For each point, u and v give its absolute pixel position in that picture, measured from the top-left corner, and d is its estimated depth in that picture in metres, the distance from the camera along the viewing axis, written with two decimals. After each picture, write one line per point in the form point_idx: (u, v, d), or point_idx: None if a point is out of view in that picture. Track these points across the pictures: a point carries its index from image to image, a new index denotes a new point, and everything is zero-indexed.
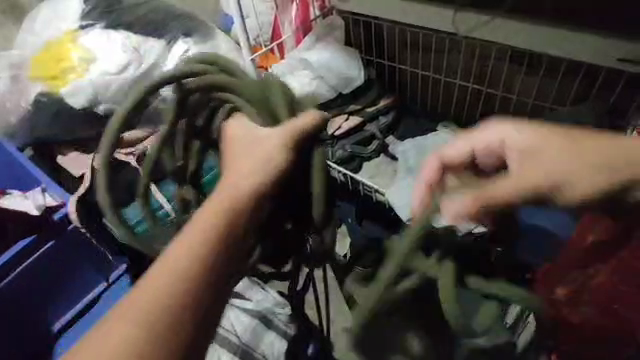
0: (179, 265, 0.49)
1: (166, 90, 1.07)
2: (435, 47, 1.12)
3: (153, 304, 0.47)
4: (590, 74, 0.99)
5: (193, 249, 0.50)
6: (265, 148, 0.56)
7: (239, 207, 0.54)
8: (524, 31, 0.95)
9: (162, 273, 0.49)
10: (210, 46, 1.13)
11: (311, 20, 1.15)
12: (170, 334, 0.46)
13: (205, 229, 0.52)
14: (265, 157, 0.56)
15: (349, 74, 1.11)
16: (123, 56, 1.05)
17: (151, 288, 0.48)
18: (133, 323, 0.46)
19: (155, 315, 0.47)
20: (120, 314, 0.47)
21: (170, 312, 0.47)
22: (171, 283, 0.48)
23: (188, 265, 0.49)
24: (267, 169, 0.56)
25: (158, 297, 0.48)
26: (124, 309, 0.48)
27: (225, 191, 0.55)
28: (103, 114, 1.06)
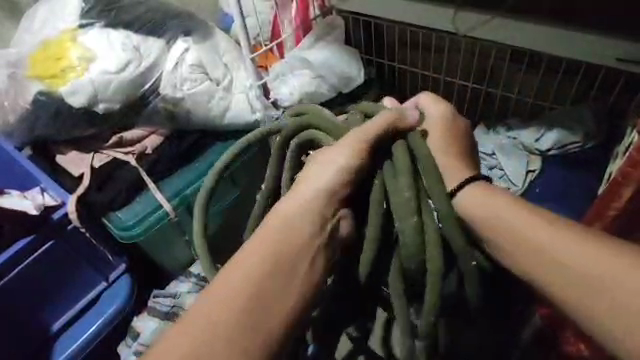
0: (254, 261, 0.55)
1: (168, 88, 1.08)
2: (436, 46, 1.13)
3: (235, 292, 0.53)
4: (589, 74, 0.99)
5: (265, 248, 0.56)
6: (334, 156, 0.61)
7: (305, 208, 0.59)
8: (524, 31, 0.94)
9: (233, 274, 0.54)
10: (210, 46, 1.13)
11: (311, 20, 1.14)
12: (242, 326, 0.51)
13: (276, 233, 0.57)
14: (334, 164, 0.61)
15: (349, 73, 1.12)
16: (123, 55, 1.05)
17: (222, 289, 0.53)
18: (207, 319, 0.51)
19: (227, 313, 0.52)
20: (204, 301, 0.53)
21: (253, 300, 0.53)
22: (242, 283, 0.53)
23: (259, 265, 0.55)
24: (334, 175, 0.61)
25: (239, 287, 0.53)
26: (199, 306, 0.53)
27: (296, 198, 0.60)
28: (103, 113, 1.05)
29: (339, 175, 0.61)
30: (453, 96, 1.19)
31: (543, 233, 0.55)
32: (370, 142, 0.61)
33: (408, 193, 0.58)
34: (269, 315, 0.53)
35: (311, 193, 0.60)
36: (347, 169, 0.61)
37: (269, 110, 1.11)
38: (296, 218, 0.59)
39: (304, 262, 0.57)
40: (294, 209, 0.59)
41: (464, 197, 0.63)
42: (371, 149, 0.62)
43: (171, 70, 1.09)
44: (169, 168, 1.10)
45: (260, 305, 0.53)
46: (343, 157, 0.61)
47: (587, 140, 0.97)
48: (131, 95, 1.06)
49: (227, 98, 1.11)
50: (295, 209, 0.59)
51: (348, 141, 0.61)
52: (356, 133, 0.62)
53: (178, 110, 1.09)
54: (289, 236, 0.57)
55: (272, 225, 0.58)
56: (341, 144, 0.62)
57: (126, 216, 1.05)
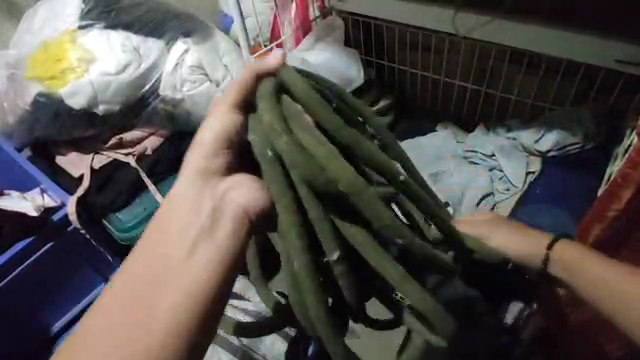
0: (143, 264, 0.51)
1: (167, 89, 1.08)
2: (436, 47, 1.13)
3: (120, 306, 0.49)
4: (589, 76, 0.99)
5: (155, 248, 0.52)
6: (216, 120, 0.55)
7: (196, 190, 0.55)
8: (524, 32, 0.94)
9: (130, 276, 0.50)
10: (210, 47, 1.13)
11: (311, 20, 1.15)
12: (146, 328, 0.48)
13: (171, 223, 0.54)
14: (216, 128, 0.55)
15: (349, 74, 1.11)
16: (123, 56, 1.05)
17: (119, 294, 0.49)
18: (108, 331, 0.48)
19: (129, 320, 0.48)
20: (100, 312, 0.49)
21: (143, 301, 0.49)
22: (139, 282, 0.50)
23: (154, 259, 0.51)
24: (218, 136, 0.55)
25: (125, 300, 0.49)
26: (95, 318, 0.49)
27: (186, 181, 0.55)
28: (103, 114, 1.06)
29: (218, 142, 0.55)
30: (453, 97, 1.19)
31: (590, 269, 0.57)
32: (239, 102, 0.53)
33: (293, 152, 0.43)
34: (166, 315, 0.48)
35: (196, 179, 0.56)
36: (226, 138, 0.55)
37: None
38: (189, 202, 0.54)
39: (199, 252, 0.52)
40: (185, 200, 0.55)
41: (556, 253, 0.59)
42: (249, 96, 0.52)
43: (171, 71, 1.09)
44: (169, 168, 1.10)
45: (151, 313, 0.48)
46: (224, 123, 0.54)
47: (586, 141, 0.97)
48: (131, 96, 1.06)
49: None
50: (183, 200, 0.55)
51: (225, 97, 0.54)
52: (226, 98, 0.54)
53: (178, 111, 1.10)
54: (179, 227, 0.53)
55: (162, 222, 0.54)
56: (217, 111, 0.55)
57: (126, 217, 1.05)
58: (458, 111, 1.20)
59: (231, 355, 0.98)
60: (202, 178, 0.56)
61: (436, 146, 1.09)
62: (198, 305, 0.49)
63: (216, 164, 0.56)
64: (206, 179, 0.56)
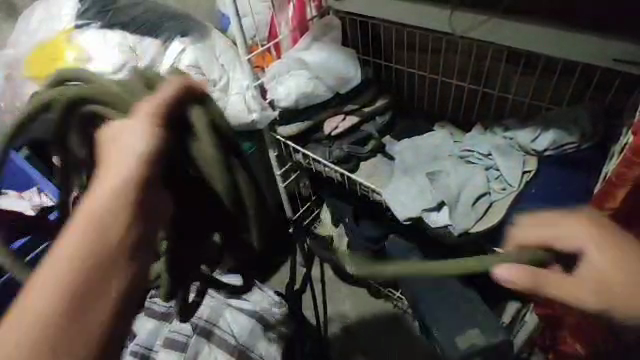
0: (52, 274, 0.48)
1: None
2: (432, 46, 1.13)
3: (35, 304, 0.47)
4: (586, 74, 0.99)
5: (62, 256, 0.49)
6: (137, 125, 0.60)
7: (125, 187, 0.55)
8: (520, 32, 0.94)
9: (55, 271, 0.49)
10: (207, 47, 1.13)
11: (308, 21, 1.15)
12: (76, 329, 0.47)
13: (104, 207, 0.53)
14: (139, 131, 0.59)
15: (346, 74, 1.11)
16: (120, 56, 1.05)
17: (45, 291, 0.48)
18: (35, 324, 0.46)
19: (55, 318, 0.47)
20: (29, 303, 0.47)
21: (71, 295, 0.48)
22: (65, 278, 0.49)
23: (86, 253, 0.50)
24: (142, 141, 0.59)
25: (32, 314, 0.47)
26: (24, 310, 0.47)
27: (116, 174, 0.56)
28: None
29: (147, 147, 0.59)
30: (450, 96, 1.19)
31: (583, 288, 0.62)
32: (161, 114, 0.61)
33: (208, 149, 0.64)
34: (92, 322, 0.48)
35: (118, 181, 0.55)
36: (151, 147, 0.59)
37: (266, 110, 1.09)
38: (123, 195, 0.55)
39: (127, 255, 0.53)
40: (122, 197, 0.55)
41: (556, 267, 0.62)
42: (168, 104, 0.62)
43: (168, 71, 1.09)
44: None
45: (68, 331, 0.47)
46: (142, 131, 0.59)
47: (583, 140, 0.96)
48: None
49: (224, 100, 1.11)
50: (95, 201, 0.54)
51: (151, 102, 0.61)
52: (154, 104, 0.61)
53: None
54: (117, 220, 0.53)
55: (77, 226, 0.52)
56: (136, 117, 0.60)
57: None
58: (455, 111, 1.20)
59: (229, 355, 0.97)
60: (114, 182, 0.55)
61: (435, 146, 1.09)
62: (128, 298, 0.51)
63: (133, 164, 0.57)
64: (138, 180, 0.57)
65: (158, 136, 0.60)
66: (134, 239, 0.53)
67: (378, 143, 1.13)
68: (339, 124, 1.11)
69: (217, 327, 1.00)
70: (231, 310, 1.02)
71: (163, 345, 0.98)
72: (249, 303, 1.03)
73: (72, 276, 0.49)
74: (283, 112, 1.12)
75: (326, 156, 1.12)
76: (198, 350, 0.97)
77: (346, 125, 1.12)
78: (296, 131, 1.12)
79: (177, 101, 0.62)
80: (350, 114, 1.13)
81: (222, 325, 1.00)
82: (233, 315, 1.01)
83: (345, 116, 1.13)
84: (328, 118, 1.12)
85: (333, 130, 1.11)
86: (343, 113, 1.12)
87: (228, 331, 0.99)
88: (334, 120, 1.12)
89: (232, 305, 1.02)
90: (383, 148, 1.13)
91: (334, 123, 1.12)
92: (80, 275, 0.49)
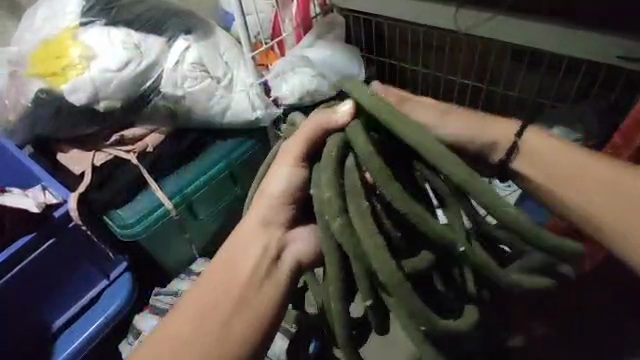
0: (201, 297, 0.63)
1: (167, 86, 1.08)
2: (436, 44, 1.13)
3: (190, 307, 0.62)
4: (591, 72, 0.99)
5: (214, 280, 0.64)
6: (283, 163, 0.64)
7: (262, 232, 0.67)
8: (524, 31, 0.94)
9: (209, 283, 0.64)
10: (212, 45, 1.13)
11: (312, 18, 1.15)
12: (216, 340, 0.60)
13: (246, 246, 0.66)
14: (285, 173, 0.64)
15: (349, 72, 1.11)
16: (124, 53, 1.05)
17: (197, 299, 0.63)
18: (187, 325, 0.61)
19: (202, 327, 0.61)
20: (188, 305, 0.63)
21: (216, 311, 0.62)
22: (212, 293, 0.63)
23: (232, 278, 0.64)
24: (287, 181, 0.65)
25: (187, 315, 0.62)
26: (182, 309, 0.63)
27: (259, 214, 0.67)
28: (104, 111, 1.06)
29: (285, 197, 0.66)
30: (454, 95, 1.19)
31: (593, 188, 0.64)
32: (303, 155, 0.63)
33: (327, 181, 0.55)
34: (218, 348, 0.60)
35: (257, 229, 0.67)
36: (292, 191, 0.66)
37: (270, 109, 1.11)
38: (261, 237, 0.67)
39: (259, 294, 0.63)
40: (259, 237, 0.67)
41: (526, 148, 0.67)
42: (304, 155, 0.63)
43: (172, 68, 1.08)
44: (170, 167, 1.12)
45: (205, 340, 0.60)
46: (287, 172, 0.64)
47: (589, 139, 0.96)
48: (132, 94, 1.06)
49: (227, 97, 1.11)
50: (240, 242, 0.66)
51: (294, 144, 0.63)
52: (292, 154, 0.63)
53: (180, 110, 1.10)
54: (251, 260, 0.65)
55: (225, 260, 0.66)
56: (279, 161, 0.64)
57: (127, 213, 1.06)
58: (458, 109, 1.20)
59: None
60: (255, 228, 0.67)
61: None
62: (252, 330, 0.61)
63: (276, 203, 0.66)
64: (269, 222, 0.67)
65: (301, 177, 0.65)
66: (266, 281, 0.65)
67: None
68: None
69: None
70: None
71: None
72: None
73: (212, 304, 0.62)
74: (287, 110, 1.12)
75: None
76: None
77: None
78: None
79: (316, 144, 0.62)
80: None
81: None
82: None
83: None
84: None
85: None
86: None
87: None
88: None
89: None
90: None
91: None
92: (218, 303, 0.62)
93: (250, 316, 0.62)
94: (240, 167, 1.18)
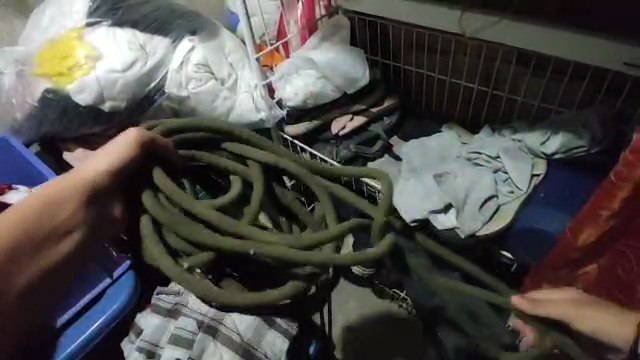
0: (34, 204, 0.76)
1: (172, 86, 1.09)
2: (441, 47, 1.12)
3: (33, 209, 0.75)
4: (597, 78, 0.98)
5: (58, 192, 0.77)
6: (101, 158, 0.82)
7: (83, 179, 0.80)
8: (527, 33, 0.93)
9: (52, 190, 0.78)
10: (217, 46, 1.13)
11: (317, 20, 1.14)
12: (21, 252, 0.73)
13: (71, 187, 0.78)
14: (99, 164, 0.81)
15: (354, 74, 1.10)
16: (129, 53, 1.06)
17: (39, 200, 0.76)
18: (17, 223, 0.74)
19: (28, 233, 0.74)
20: (29, 205, 0.77)
21: (33, 229, 0.75)
22: (31, 207, 0.75)
23: (71, 192, 0.78)
24: (114, 164, 0.83)
25: (23, 217, 0.75)
26: (24, 205, 0.76)
27: (79, 175, 0.80)
28: (109, 111, 1.07)
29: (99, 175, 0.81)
30: (459, 98, 1.18)
31: (622, 325, 0.71)
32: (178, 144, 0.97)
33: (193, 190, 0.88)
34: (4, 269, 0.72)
35: (63, 188, 0.78)
36: (111, 170, 0.82)
37: (274, 110, 1.10)
38: (69, 188, 0.78)
39: (61, 242, 0.76)
40: (80, 178, 0.80)
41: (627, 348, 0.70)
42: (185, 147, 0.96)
43: (177, 68, 1.09)
44: None
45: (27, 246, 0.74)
46: (110, 159, 0.82)
47: (594, 144, 0.93)
48: (137, 93, 1.07)
49: (232, 98, 1.11)
50: (71, 183, 0.79)
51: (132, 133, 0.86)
52: (106, 165, 0.82)
53: (184, 109, 1.11)
54: (61, 193, 0.77)
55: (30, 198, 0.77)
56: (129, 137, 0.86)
57: None
58: (463, 113, 1.19)
59: (232, 353, 0.97)
60: (77, 181, 0.79)
61: (442, 146, 1.07)
62: (49, 252, 0.75)
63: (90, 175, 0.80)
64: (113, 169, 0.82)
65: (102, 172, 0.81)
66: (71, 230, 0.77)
67: (385, 144, 1.13)
68: (347, 124, 1.13)
69: (222, 325, 0.99)
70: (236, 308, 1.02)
71: (168, 342, 0.98)
72: None
73: None
74: (291, 111, 1.12)
75: (334, 156, 1.12)
76: (203, 348, 0.98)
77: (354, 125, 1.13)
78: (304, 131, 1.13)
79: (145, 153, 0.87)
80: (358, 114, 1.14)
81: (227, 322, 1.00)
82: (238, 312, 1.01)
83: (353, 117, 1.14)
84: (335, 118, 1.14)
85: (341, 130, 1.12)
86: (350, 114, 1.14)
87: (233, 329, 0.99)
88: (343, 120, 1.13)
89: None
90: (389, 149, 1.14)
91: (342, 122, 1.13)
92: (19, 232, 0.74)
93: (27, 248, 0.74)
94: None
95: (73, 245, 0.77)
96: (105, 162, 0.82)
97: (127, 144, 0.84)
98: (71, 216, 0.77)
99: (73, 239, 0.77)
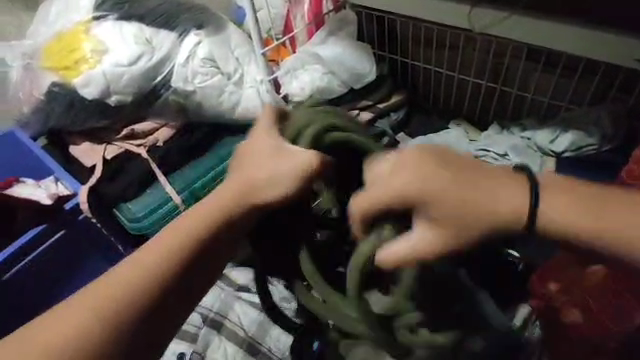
0: (187, 228, 0.63)
1: (178, 81, 1.09)
2: (449, 43, 1.11)
3: (171, 234, 0.63)
4: (608, 76, 0.97)
5: (206, 209, 0.65)
6: (259, 143, 0.66)
7: (277, 180, 0.63)
8: (537, 30, 0.92)
9: (189, 220, 0.64)
10: (223, 40, 1.12)
11: (324, 15, 1.13)
12: (158, 292, 0.61)
13: (229, 197, 0.65)
14: (275, 167, 0.63)
15: (361, 70, 1.10)
16: (136, 47, 1.06)
17: (183, 227, 0.63)
18: (168, 249, 0.62)
19: (156, 270, 0.61)
20: (161, 238, 0.63)
21: (177, 263, 0.62)
22: (191, 227, 0.63)
23: (216, 210, 0.64)
24: (286, 167, 0.62)
25: (169, 249, 0.62)
26: (170, 231, 0.64)
27: (242, 177, 0.66)
28: (115, 105, 1.07)
29: (265, 179, 0.64)
30: (466, 94, 1.17)
31: (554, 198, 0.56)
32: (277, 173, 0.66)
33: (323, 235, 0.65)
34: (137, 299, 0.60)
35: (250, 195, 0.64)
36: (303, 172, 0.62)
37: (279, 105, 1.09)
38: (247, 197, 0.64)
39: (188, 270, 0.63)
40: (238, 182, 0.65)
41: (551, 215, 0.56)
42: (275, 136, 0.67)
43: (183, 63, 1.09)
44: (179, 161, 1.12)
45: (161, 283, 0.61)
46: (267, 150, 0.64)
47: (606, 142, 0.92)
48: (143, 87, 1.07)
49: (238, 92, 1.11)
50: (235, 191, 0.65)
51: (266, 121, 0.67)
52: (269, 170, 0.64)
53: (190, 104, 1.11)
54: (222, 204, 0.64)
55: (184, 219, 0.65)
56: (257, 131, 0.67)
57: (136, 207, 1.08)
58: (470, 110, 1.17)
59: (236, 347, 0.97)
60: (246, 187, 0.65)
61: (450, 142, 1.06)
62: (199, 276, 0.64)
63: (259, 173, 0.65)
64: (271, 173, 0.64)
65: (302, 165, 0.62)
66: (218, 246, 0.64)
67: (391, 139, 1.09)
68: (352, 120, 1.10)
69: (226, 319, 1.00)
70: (240, 302, 1.02)
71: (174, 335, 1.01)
72: (258, 296, 1.03)
73: (148, 267, 0.61)
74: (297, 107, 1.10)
75: None
76: (207, 343, 0.99)
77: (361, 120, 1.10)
78: None
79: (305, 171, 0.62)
80: (364, 110, 1.13)
81: (232, 317, 1.01)
82: (242, 306, 1.01)
83: (359, 112, 1.13)
84: None
85: None
86: (357, 109, 1.13)
87: (238, 324, 1.00)
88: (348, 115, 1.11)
89: (241, 298, 1.03)
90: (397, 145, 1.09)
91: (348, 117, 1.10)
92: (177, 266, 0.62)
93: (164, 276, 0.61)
94: None
95: (215, 262, 0.65)
96: (266, 166, 0.64)
97: (295, 165, 0.62)
98: (227, 224, 0.64)
99: (218, 257, 0.65)
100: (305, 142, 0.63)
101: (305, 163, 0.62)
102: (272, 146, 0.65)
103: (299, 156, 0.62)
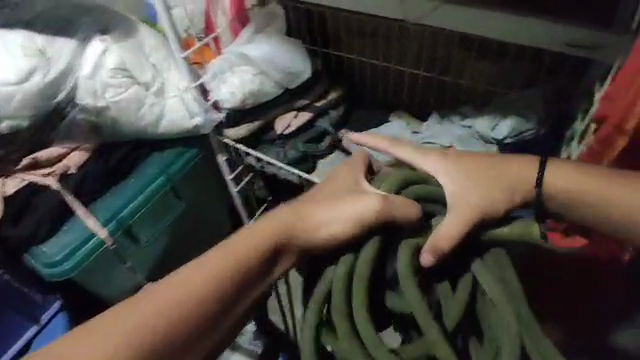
0: (237, 251, 0.61)
1: (86, 98, 0.94)
2: (382, 33, 1.07)
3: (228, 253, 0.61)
4: (537, 59, 0.99)
5: (263, 232, 0.63)
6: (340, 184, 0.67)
7: (343, 216, 0.63)
8: (469, 17, 0.90)
9: (241, 242, 0.62)
10: (134, 45, 0.97)
11: (247, 10, 1.05)
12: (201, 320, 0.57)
13: (290, 225, 0.64)
14: (348, 209, 0.62)
15: (293, 69, 1.02)
16: (25, 61, 0.88)
17: (240, 245, 0.62)
18: (223, 271, 0.60)
19: (207, 292, 0.58)
20: (212, 258, 0.60)
21: (228, 291, 0.59)
22: (242, 251, 0.61)
23: (274, 237, 0.63)
24: (361, 204, 0.62)
25: (226, 268, 0.60)
26: (223, 251, 0.61)
27: (309, 209, 0.65)
28: (8, 131, 0.90)
29: (329, 217, 0.64)
30: (404, 85, 1.15)
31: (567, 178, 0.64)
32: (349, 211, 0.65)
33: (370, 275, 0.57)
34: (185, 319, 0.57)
35: (314, 224, 0.64)
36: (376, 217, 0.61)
37: (211, 113, 1.00)
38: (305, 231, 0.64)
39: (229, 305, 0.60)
40: (303, 213, 0.65)
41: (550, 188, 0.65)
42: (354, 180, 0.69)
43: (88, 75, 0.93)
44: (99, 186, 0.98)
45: (208, 309, 0.58)
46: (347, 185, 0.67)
47: (542, 126, 0.94)
48: (42, 108, 0.92)
49: (160, 103, 0.98)
50: (296, 221, 0.64)
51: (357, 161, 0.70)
52: (340, 211, 0.63)
53: (105, 121, 0.96)
54: (281, 232, 0.64)
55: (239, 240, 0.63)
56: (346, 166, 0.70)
57: (52, 249, 0.93)
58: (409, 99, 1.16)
59: None
60: (309, 218, 0.65)
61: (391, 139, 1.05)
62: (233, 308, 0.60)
63: (330, 210, 0.64)
64: (341, 212, 0.63)
65: (373, 208, 0.61)
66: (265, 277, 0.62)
67: (333, 140, 1.07)
68: (291, 123, 1.05)
69: None
70: None
71: None
72: None
73: (201, 290, 0.58)
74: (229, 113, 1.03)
75: (281, 158, 1.06)
76: None
77: (299, 122, 1.05)
78: (246, 133, 1.04)
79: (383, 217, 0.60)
80: (302, 110, 1.06)
81: None
82: None
83: (297, 113, 1.06)
84: (279, 115, 1.05)
85: (285, 129, 1.05)
86: (295, 110, 1.06)
87: None
88: (287, 117, 1.05)
89: None
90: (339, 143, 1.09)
91: (286, 120, 1.05)
92: (220, 291, 0.59)
93: (211, 305, 0.58)
94: (181, 179, 1.06)
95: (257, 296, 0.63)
96: (337, 205, 0.64)
97: (364, 207, 0.61)
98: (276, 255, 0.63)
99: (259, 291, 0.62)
100: (387, 188, 0.64)
101: (374, 206, 0.61)
102: (348, 187, 0.68)
103: (368, 201, 0.62)
